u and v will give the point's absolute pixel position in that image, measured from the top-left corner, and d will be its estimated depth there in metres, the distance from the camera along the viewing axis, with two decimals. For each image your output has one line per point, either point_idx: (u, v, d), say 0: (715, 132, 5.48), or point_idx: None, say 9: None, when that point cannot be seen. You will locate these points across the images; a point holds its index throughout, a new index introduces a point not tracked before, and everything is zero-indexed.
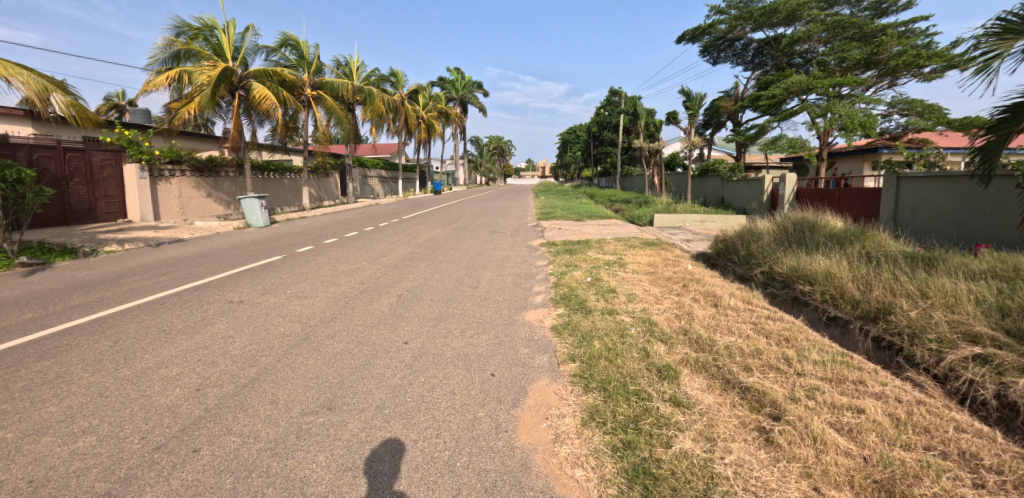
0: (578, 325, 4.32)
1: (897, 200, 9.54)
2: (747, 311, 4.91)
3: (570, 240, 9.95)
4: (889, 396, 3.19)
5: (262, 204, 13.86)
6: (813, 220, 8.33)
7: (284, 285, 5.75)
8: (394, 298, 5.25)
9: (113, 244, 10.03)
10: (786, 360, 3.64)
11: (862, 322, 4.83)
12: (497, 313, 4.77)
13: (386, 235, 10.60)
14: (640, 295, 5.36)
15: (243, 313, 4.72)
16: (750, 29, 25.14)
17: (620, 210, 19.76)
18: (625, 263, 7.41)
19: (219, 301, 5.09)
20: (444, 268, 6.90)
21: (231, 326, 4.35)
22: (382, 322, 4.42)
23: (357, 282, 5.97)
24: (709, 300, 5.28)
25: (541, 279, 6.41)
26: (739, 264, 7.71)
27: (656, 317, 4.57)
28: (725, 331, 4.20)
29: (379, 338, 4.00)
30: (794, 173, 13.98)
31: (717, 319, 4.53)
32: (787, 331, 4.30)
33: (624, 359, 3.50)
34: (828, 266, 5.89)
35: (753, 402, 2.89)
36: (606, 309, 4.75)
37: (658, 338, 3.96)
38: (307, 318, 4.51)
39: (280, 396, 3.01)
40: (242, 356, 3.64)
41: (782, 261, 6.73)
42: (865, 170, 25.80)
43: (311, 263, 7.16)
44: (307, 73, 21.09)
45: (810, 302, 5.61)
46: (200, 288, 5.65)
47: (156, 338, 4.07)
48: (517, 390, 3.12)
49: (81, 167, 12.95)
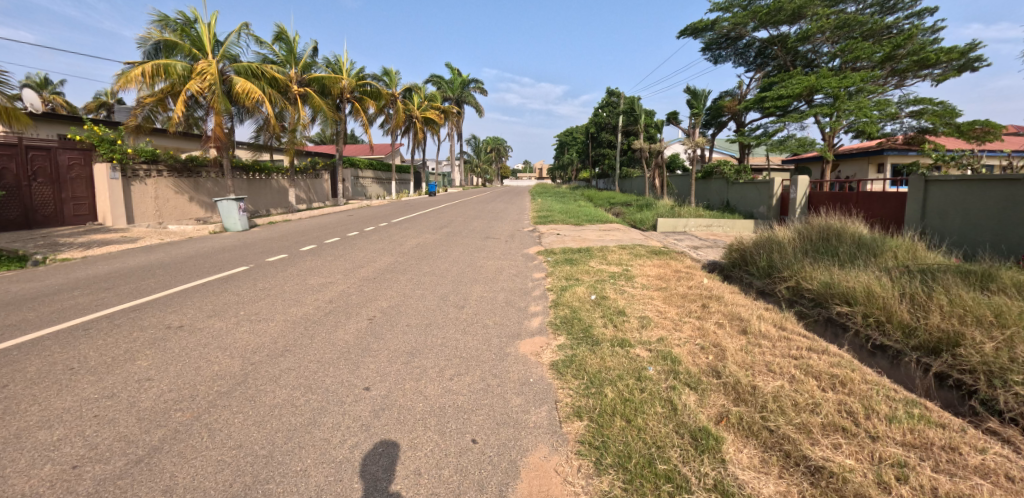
0: (584, 362, 3.51)
1: (925, 204, 8.87)
2: (784, 341, 4.15)
3: (571, 248, 9.17)
4: (998, 472, 2.40)
5: (240, 206, 12.98)
6: (837, 227, 7.59)
7: (237, 305, 4.90)
8: (364, 322, 4.45)
9: (69, 251, 9.04)
10: (850, 416, 2.91)
11: (919, 354, 4.05)
12: (486, 344, 3.96)
13: (370, 241, 9.73)
14: (653, 319, 4.58)
15: (176, 344, 3.86)
16: (754, 27, 24.30)
17: (620, 214, 18.95)
18: (632, 275, 6.63)
19: (154, 328, 4.24)
20: (428, 283, 6.09)
21: (156, 363, 3.51)
22: (343, 357, 3.59)
23: (325, 300, 5.14)
24: (737, 326, 4.49)
25: (538, 296, 5.60)
26: (759, 276, 6.97)
27: (679, 351, 3.77)
28: (763, 371, 3.47)
29: (333, 382, 3.16)
30: (806, 176, 13.16)
31: (753, 355, 3.77)
32: (839, 371, 3.58)
33: (644, 418, 2.69)
34: (870, 284, 5.11)
35: (830, 493, 2.09)
36: (616, 340, 3.92)
37: (686, 385, 3.17)
38: (251, 353, 3.67)
39: (178, 481, 2.18)
40: (149, 412, 2.81)
41: (811, 274, 5.96)
42: (870, 173, 25.16)
43: (279, 275, 6.32)
44: (295, 69, 20.22)
45: (851, 327, 4.84)
46: (138, 309, 4.79)
47: (56, 380, 3.22)
48: (505, 469, 2.30)
49: (46, 166, 12.07)
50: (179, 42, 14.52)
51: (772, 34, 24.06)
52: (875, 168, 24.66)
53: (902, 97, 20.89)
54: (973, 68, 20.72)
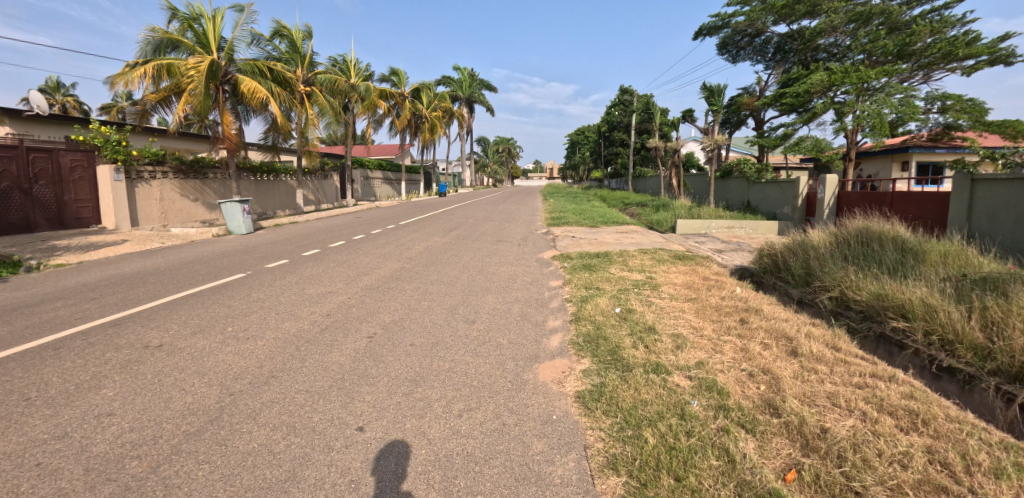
0: (614, 393, 3.00)
1: (971, 205, 8.17)
2: (842, 366, 3.59)
3: (588, 252, 8.65)
4: None
5: (244, 208, 12.66)
6: (879, 229, 6.94)
7: (225, 320, 4.49)
8: (363, 341, 3.97)
9: (65, 257, 8.73)
10: (946, 470, 2.34)
11: (999, 381, 3.40)
12: (499, 368, 3.47)
13: (377, 245, 9.33)
14: (689, 338, 4.04)
15: (150, 369, 3.45)
16: (773, 22, 23.40)
17: (635, 214, 18.36)
18: (658, 284, 6.08)
19: (129, 348, 3.84)
20: (435, 292, 5.61)
21: (123, 392, 3.10)
22: (334, 387, 3.12)
23: (323, 314, 4.69)
24: (785, 347, 3.93)
25: (556, 308, 5.09)
26: (796, 285, 6.37)
27: (723, 379, 3.23)
28: (829, 406, 2.91)
29: (321, 420, 2.70)
30: (834, 175, 12.37)
31: (811, 385, 3.21)
32: (918, 405, 3.00)
33: (697, 475, 2.17)
34: (930, 296, 4.47)
35: None
36: (649, 365, 3.39)
37: (740, 426, 2.62)
38: (232, 380, 3.23)
39: None
40: (102, 459, 2.38)
41: (857, 284, 5.34)
42: (894, 171, 24.09)
43: (275, 284, 5.89)
44: (300, 68, 20.03)
45: (909, 345, 4.20)
46: (118, 325, 4.41)
47: (5, 414, 2.80)
48: None
49: (47, 168, 11.89)
50: (182, 39, 14.28)
51: (791, 29, 23.25)
52: (899, 166, 23.64)
53: (928, 92, 19.94)
54: (1006, 61, 19.74)
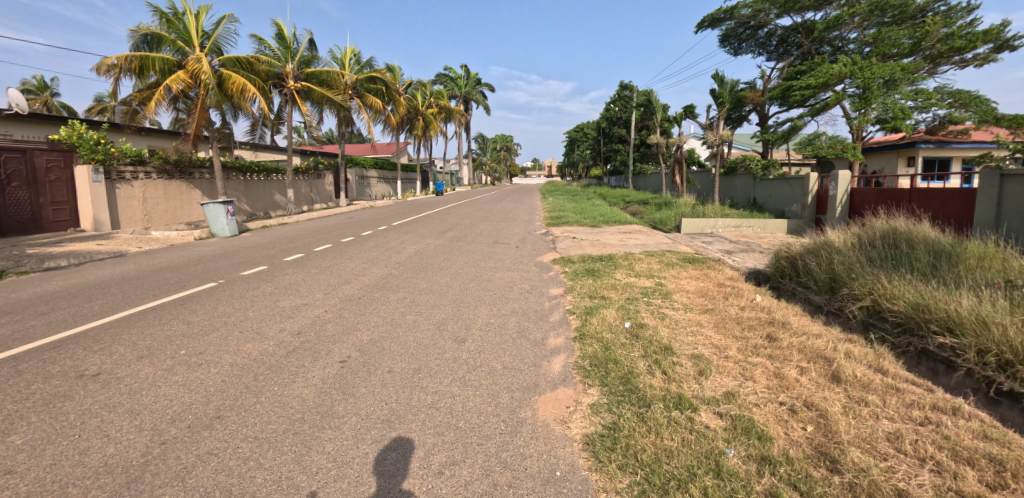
0: (631, 441, 2.43)
1: (1000, 203, 7.64)
2: (896, 395, 3.05)
3: (590, 254, 8.11)
4: None
5: (228, 210, 12.10)
6: (906, 230, 6.36)
7: (180, 341, 3.93)
8: (334, 367, 3.42)
9: (31, 263, 8.13)
10: None
11: None
12: (490, 403, 2.91)
13: (365, 248, 8.81)
14: (711, 360, 3.49)
15: (76, 406, 2.89)
16: (776, 15, 22.69)
17: (637, 213, 17.83)
18: (669, 291, 5.54)
19: (60, 378, 3.27)
20: (422, 304, 5.05)
21: (32, 440, 2.51)
22: (289, 432, 2.57)
23: (292, 332, 4.14)
24: (823, 370, 3.39)
25: (556, 322, 4.54)
26: (820, 291, 5.83)
27: (761, 417, 2.69)
28: (895, 455, 2.36)
29: (264, 483, 2.13)
30: (846, 170, 11.79)
31: (866, 423, 2.68)
32: (1006, 451, 2.43)
33: None
34: (979, 305, 3.91)
35: None
36: (669, 399, 2.85)
37: (794, 489, 2.07)
38: (171, 422, 2.69)
39: None
40: None
41: (893, 291, 4.77)
42: (900, 167, 23.27)
43: (247, 295, 5.33)
44: (293, 64, 19.38)
45: (959, 365, 3.63)
46: (61, 347, 3.86)
47: None
48: None
49: (20, 169, 11.29)
50: (164, 35, 13.63)
51: (795, 21, 22.52)
52: (905, 162, 22.95)
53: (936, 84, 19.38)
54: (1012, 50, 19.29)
